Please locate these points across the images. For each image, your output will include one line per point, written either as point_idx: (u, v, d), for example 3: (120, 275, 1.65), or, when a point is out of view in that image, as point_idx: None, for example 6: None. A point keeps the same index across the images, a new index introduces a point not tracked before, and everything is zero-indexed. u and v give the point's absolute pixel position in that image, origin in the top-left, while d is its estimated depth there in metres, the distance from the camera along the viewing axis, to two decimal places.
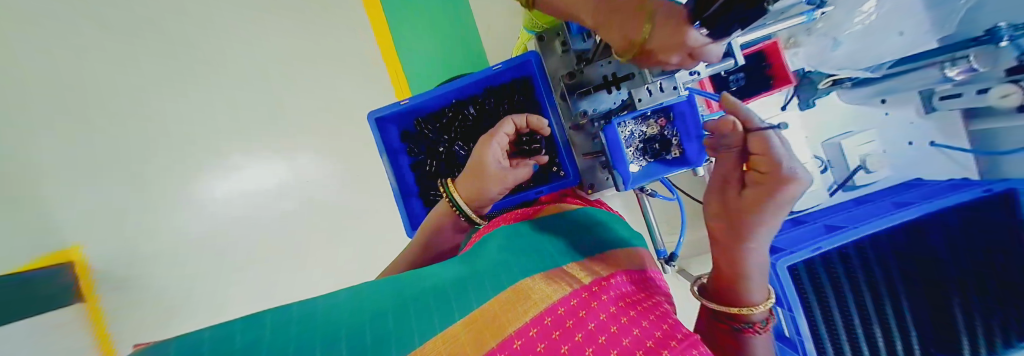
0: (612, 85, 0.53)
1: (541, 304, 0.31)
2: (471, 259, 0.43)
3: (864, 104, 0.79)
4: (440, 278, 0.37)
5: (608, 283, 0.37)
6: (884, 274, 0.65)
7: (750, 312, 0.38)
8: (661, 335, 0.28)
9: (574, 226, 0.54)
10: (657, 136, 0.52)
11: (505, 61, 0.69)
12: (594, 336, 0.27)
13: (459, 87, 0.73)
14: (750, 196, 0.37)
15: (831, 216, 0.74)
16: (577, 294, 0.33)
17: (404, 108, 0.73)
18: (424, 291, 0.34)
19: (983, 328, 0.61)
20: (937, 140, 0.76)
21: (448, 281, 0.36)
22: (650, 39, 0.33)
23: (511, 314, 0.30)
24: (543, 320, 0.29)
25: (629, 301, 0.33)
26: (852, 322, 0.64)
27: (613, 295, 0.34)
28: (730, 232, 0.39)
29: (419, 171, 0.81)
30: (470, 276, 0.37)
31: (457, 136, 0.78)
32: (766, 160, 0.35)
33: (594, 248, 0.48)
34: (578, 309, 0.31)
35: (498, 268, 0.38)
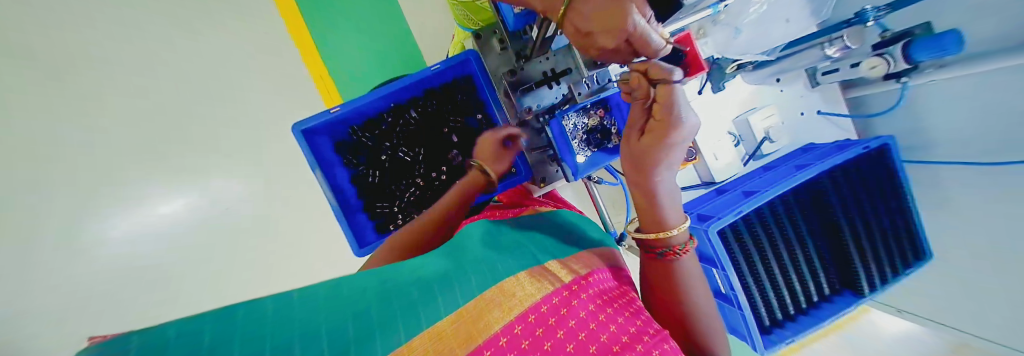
0: (552, 81, 0.54)
1: (524, 303, 0.31)
2: (458, 252, 0.41)
3: (761, 83, 0.90)
4: (422, 274, 0.35)
5: (591, 278, 0.37)
6: (796, 228, 0.77)
7: (666, 234, 0.43)
8: (635, 331, 0.30)
9: (560, 228, 0.52)
10: (598, 126, 0.56)
11: (443, 60, 0.67)
12: (575, 333, 0.29)
13: (396, 90, 0.69)
14: (650, 139, 0.40)
15: (747, 182, 0.85)
16: (559, 291, 0.33)
17: (335, 116, 0.67)
18: (408, 285, 0.32)
19: (871, 263, 0.75)
20: (822, 109, 0.92)
21: (428, 277, 0.34)
22: (571, 13, 0.32)
23: (496, 308, 0.30)
24: (527, 318, 0.30)
25: (607, 297, 0.34)
26: (776, 275, 0.75)
27: (592, 292, 0.35)
28: (637, 172, 0.43)
29: (361, 183, 0.74)
30: (454, 272, 0.35)
31: (401, 141, 0.74)
32: (664, 107, 0.37)
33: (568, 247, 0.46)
34: (560, 306, 0.31)
35: (485, 266, 0.36)
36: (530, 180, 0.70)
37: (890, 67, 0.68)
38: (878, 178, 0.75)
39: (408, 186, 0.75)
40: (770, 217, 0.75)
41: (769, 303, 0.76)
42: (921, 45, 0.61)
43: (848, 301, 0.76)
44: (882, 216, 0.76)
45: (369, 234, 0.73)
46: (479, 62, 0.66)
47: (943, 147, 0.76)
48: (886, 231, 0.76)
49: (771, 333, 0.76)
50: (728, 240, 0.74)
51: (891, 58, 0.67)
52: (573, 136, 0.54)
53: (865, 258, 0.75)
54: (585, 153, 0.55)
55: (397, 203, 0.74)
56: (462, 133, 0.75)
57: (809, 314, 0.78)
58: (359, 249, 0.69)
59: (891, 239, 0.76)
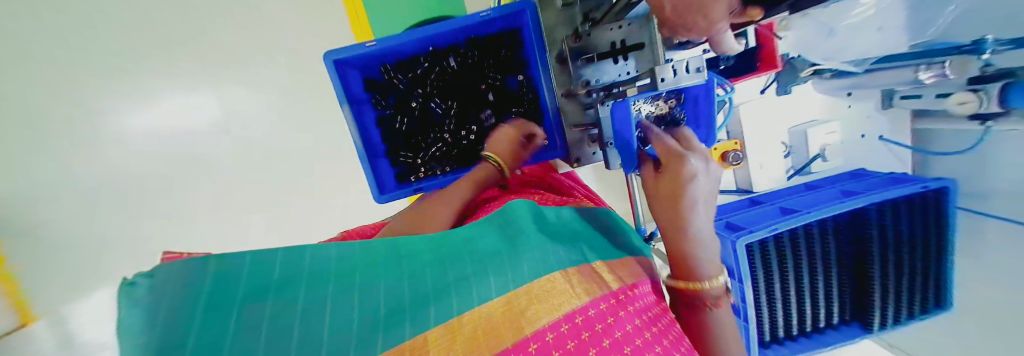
0: (620, 54, 0.48)
1: (570, 305, 0.29)
2: (507, 225, 0.39)
3: (833, 94, 0.82)
4: (476, 246, 0.34)
5: (636, 291, 0.36)
6: (824, 254, 0.74)
7: (699, 284, 0.39)
8: None
9: (604, 227, 0.50)
10: (666, 118, 0.50)
11: (495, 8, 0.60)
12: (620, 346, 0.28)
13: (438, 33, 0.62)
14: (668, 175, 0.42)
15: (785, 198, 0.81)
16: (606, 298, 0.32)
17: (370, 51, 0.62)
18: (462, 257, 0.31)
19: (890, 303, 0.73)
20: (885, 135, 0.83)
21: (479, 253, 0.32)
22: None
23: (544, 305, 0.28)
24: (575, 319, 0.28)
25: (651, 316, 0.33)
26: (790, 296, 0.74)
27: (637, 306, 0.33)
28: (666, 216, 0.42)
29: (388, 128, 0.71)
30: (506, 252, 0.33)
31: (434, 91, 0.69)
32: (663, 148, 0.44)
33: (613, 250, 0.44)
34: (606, 314, 0.30)
35: (537, 253, 0.34)
36: (565, 158, 0.66)
37: (980, 108, 0.58)
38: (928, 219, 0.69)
39: (435, 139, 0.71)
40: (803, 240, 0.72)
41: (775, 322, 0.75)
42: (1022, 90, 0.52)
43: (854, 333, 0.76)
44: (918, 261, 0.71)
45: (389, 181, 0.71)
46: (534, 17, 0.58)
47: (999, 198, 0.69)
48: (926, 276, 0.72)
49: (768, 348, 0.77)
50: (753, 255, 0.71)
51: (984, 97, 0.57)
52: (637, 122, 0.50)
53: (886, 297, 0.73)
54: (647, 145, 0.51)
55: (421, 155, 0.71)
56: (499, 92, 0.70)
57: (810, 338, 0.78)
58: (381, 195, 0.68)
59: (927, 286, 0.72)
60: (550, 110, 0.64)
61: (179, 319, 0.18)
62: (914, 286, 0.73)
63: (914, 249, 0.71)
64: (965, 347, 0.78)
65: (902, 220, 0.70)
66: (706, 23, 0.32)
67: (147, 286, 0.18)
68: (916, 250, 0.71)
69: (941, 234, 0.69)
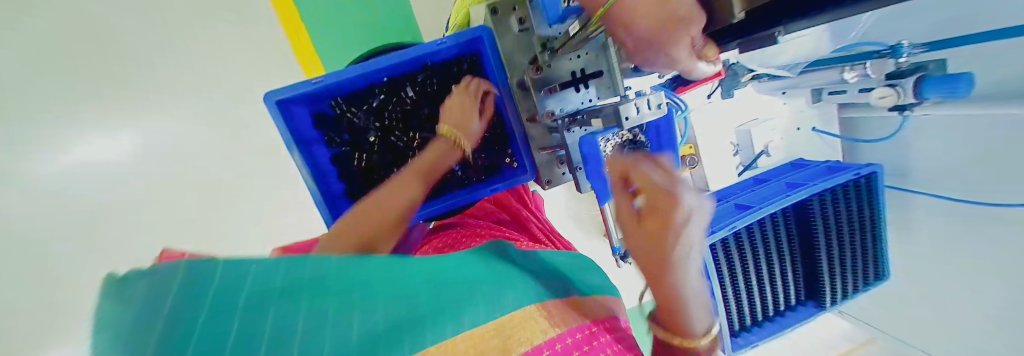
0: (581, 82, 0.48)
1: (545, 333, 0.28)
2: (493, 258, 0.40)
3: (770, 95, 0.89)
4: (466, 273, 0.34)
5: (609, 322, 0.35)
6: (778, 243, 0.80)
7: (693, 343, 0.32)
8: None
9: (575, 265, 0.49)
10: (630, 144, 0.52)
11: (450, 35, 0.58)
12: None
13: (392, 64, 0.59)
14: (651, 225, 0.30)
15: (739, 195, 0.87)
16: (581, 328, 0.31)
17: (317, 88, 0.57)
18: (454, 282, 0.32)
19: (837, 281, 0.80)
20: (818, 127, 0.92)
21: (468, 279, 0.33)
22: (612, 9, 0.30)
23: (531, 328, 0.28)
24: (555, 345, 0.27)
25: (628, 344, 0.32)
26: (752, 285, 0.80)
27: (612, 335, 0.32)
28: (655, 263, 0.31)
29: (344, 166, 0.66)
30: (491, 280, 0.34)
31: (393, 123, 0.65)
32: (658, 187, 0.30)
33: (594, 285, 0.44)
34: (582, 343, 0.29)
35: (521, 284, 0.35)
36: (535, 181, 0.66)
37: (898, 100, 0.66)
38: (862, 205, 0.76)
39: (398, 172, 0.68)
40: (758, 232, 0.78)
41: (742, 311, 0.81)
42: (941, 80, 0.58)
43: (810, 311, 0.83)
44: (855, 243, 0.80)
45: None
46: (492, 42, 0.57)
47: (920, 178, 0.80)
48: (865, 252, 0.80)
49: (739, 336, 0.82)
50: (717, 253, 0.76)
51: (901, 91, 0.64)
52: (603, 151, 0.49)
53: (832, 276, 0.81)
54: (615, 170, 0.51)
55: None
56: None
57: (773, 321, 0.84)
58: None
59: (865, 261, 0.80)
60: (517, 135, 0.63)
61: (179, 303, 0.19)
62: (855, 262, 0.81)
63: (854, 230, 0.79)
64: (914, 308, 0.88)
65: (844, 203, 0.78)
66: (683, 47, 0.30)
67: (146, 285, 0.19)
68: (854, 230, 0.79)
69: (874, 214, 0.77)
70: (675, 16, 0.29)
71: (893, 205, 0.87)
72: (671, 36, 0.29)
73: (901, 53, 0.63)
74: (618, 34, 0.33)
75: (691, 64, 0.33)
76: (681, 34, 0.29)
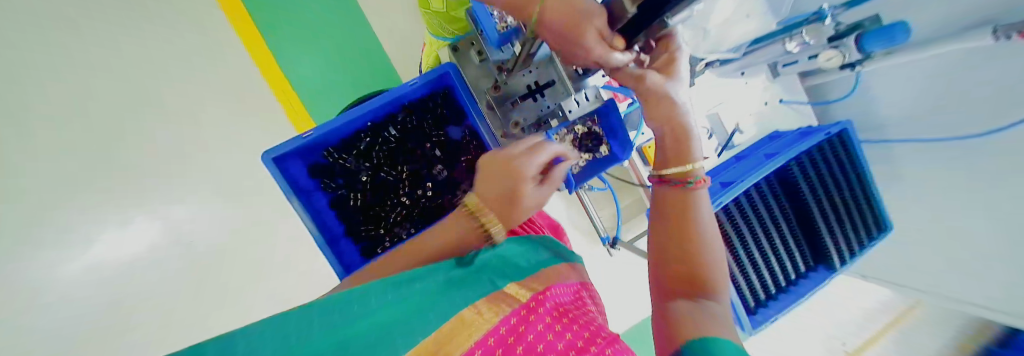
0: (537, 93, 0.54)
1: (484, 326, 0.31)
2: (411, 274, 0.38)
3: (728, 79, 0.93)
4: (377, 306, 0.32)
5: (549, 292, 0.39)
6: (770, 212, 0.81)
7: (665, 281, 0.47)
8: (588, 336, 0.33)
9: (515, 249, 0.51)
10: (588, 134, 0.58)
11: (420, 75, 0.65)
12: (532, 347, 0.30)
13: (373, 108, 0.66)
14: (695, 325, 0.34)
15: (723, 173, 0.89)
16: (517, 311, 0.35)
17: (309, 140, 0.63)
18: (364, 329, 0.29)
19: (841, 240, 0.80)
20: (785, 98, 0.94)
21: (381, 315, 0.31)
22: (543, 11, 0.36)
23: (463, 334, 0.30)
24: (487, 341, 0.30)
25: (563, 311, 0.37)
26: (755, 258, 0.80)
27: (548, 306, 0.37)
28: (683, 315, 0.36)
29: (342, 208, 0.71)
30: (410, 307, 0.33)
31: (381, 161, 0.71)
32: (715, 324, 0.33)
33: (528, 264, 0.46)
34: (516, 326, 0.33)
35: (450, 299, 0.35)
36: None
37: (845, 58, 0.68)
38: (841, 160, 0.79)
39: (392, 206, 0.72)
40: (747, 206, 0.79)
41: (753, 287, 0.81)
42: (880, 32, 0.61)
43: (822, 276, 0.82)
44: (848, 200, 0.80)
45: (354, 260, 0.69)
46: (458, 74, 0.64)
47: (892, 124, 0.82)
48: (860, 207, 0.80)
49: (757, 314, 0.82)
50: None
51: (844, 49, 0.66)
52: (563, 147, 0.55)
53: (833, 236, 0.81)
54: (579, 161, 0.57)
55: (383, 224, 0.71)
56: (445, 148, 0.73)
57: (788, 292, 0.84)
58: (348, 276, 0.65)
59: (865, 214, 0.80)
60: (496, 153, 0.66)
61: None
62: (856, 218, 0.80)
63: (844, 187, 0.79)
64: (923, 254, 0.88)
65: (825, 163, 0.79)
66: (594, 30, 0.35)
67: None
68: (843, 187, 0.79)
69: (855, 166, 0.78)
70: (578, 9, 0.35)
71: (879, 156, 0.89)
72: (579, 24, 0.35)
73: (825, 15, 0.67)
74: (550, 36, 0.39)
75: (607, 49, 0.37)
76: (589, 22, 0.35)
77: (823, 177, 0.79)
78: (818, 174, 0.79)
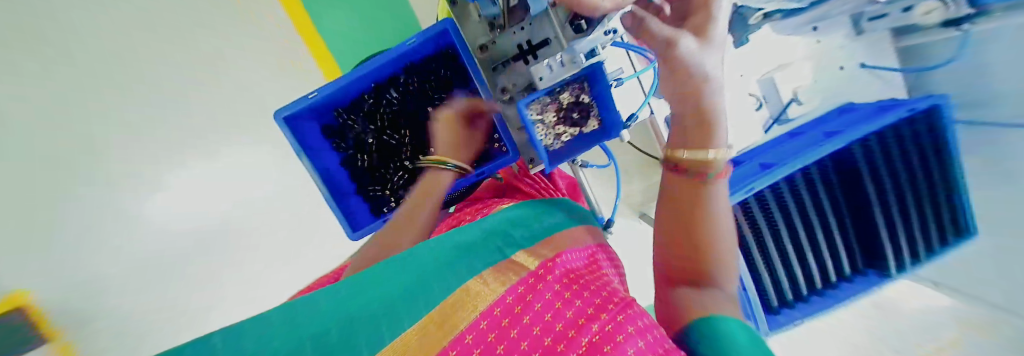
0: (529, 55, 0.48)
1: (490, 295, 0.29)
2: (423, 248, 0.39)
3: (796, 34, 0.77)
4: (394, 275, 0.33)
5: (559, 259, 0.38)
6: (816, 205, 0.69)
7: None
8: (599, 302, 0.30)
9: (523, 219, 0.52)
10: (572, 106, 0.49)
11: (420, 33, 0.62)
12: (540, 316, 0.28)
13: (375, 69, 0.65)
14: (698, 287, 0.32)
15: (765, 152, 0.77)
16: (523, 279, 0.32)
17: (318, 100, 0.65)
18: (379, 295, 0.29)
19: (903, 242, 0.67)
20: (867, 62, 0.77)
21: (397, 283, 0.31)
22: None
23: (473, 298, 0.29)
24: (492, 311, 0.28)
25: (574, 277, 0.35)
26: (786, 252, 0.70)
27: (557, 274, 0.35)
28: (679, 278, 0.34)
29: (351, 167, 0.74)
30: (422, 275, 0.33)
31: (385, 123, 0.71)
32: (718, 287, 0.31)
33: (538, 234, 0.48)
34: (524, 294, 0.30)
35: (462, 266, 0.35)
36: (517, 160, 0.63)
37: (949, 13, 0.56)
38: (923, 147, 0.62)
39: (397, 168, 0.74)
40: (787, 195, 0.68)
41: (778, 283, 0.73)
42: None
43: (871, 281, 0.70)
44: (926, 195, 0.64)
45: (363, 216, 0.74)
46: (458, 31, 0.59)
47: (995, 102, 0.60)
48: (943, 205, 0.63)
49: (780, 314, 0.75)
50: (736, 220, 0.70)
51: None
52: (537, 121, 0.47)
53: (895, 238, 0.67)
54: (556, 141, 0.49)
55: (388, 185, 0.74)
56: None
57: (823, 295, 0.73)
58: (354, 231, 0.69)
59: (949, 216, 0.64)
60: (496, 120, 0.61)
61: None
62: (933, 218, 0.65)
63: (925, 179, 0.63)
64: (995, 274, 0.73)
65: (903, 146, 0.63)
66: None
67: None
68: (924, 180, 0.63)
69: (942, 155, 0.61)
70: None
71: (973, 148, 0.66)
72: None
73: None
74: None
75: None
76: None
77: (894, 167, 0.64)
78: (888, 163, 0.65)
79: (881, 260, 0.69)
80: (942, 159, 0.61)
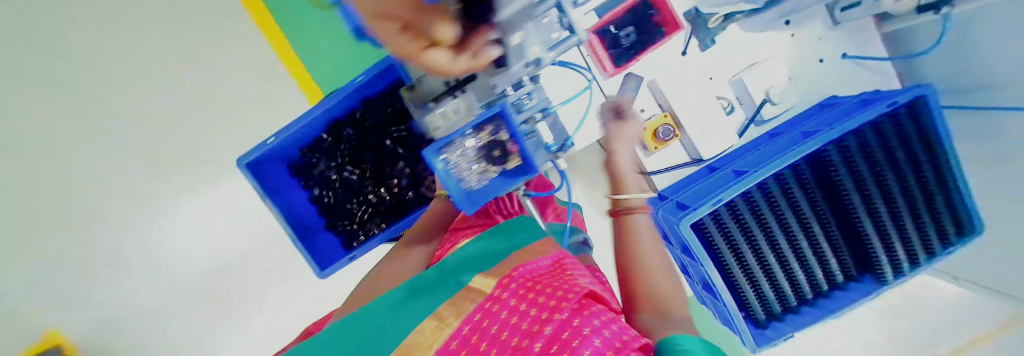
0: (457, 89, 0.45)
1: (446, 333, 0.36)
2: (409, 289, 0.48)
3: (769, 29, 0.72)
4: (377, 320, 0.41)
5: (516, 273, 0.44)
6: (796, 212, 0.64)
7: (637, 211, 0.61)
8: (546, 316, 0.35)
9: (492, 244, 0.57)
10: (494, 142, 0.43)
11: (365, 71, 0.61)
12: (494, 337, 0.34)
13: (328, 110, 0.65)
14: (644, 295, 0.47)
15: (742, 157, 0.73)
16: (481, 307, 0.39)
17: (275, 146, 0.66)
18: (361, 340, 0.38)
19: (896, 247, 0.61)
20: (850, 52, 0.71)
21: (375, 327, 0.40)
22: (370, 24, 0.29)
23: (431, 337, 0.36)
24: (446, 347, 0.34)
25: (532, 287, 0.40)
26: (768, 263, 0.66)
27: (516, 285, 0.41)
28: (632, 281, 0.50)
29: (320, 204, 0.76)
30: (395, 317, 0.41)
31: (346, 160, 0.72)
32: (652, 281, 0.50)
33: (501, 254, 0.53)
34: (481, 321, 0.36)
35: (428, 303, 0.42)
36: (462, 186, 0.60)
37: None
38: (908, 141, 0.56)
39: (362, 201, 0.75)
40: (765, 204, 0.64)
41: (762, 296, 0.68)
42: None
43: (866, 289, 0.64)
44: (918, 195, 0.58)
45: (333, 251, 0.74)
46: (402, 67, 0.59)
47: (1009, 87, 0.51)
48: (938, 204, 0.57)
49: (769, 327, 0.70)
50: (707, 231, 0.67)
51: None
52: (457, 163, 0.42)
53: (887, 241, 0.61)
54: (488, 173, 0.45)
55: (356, 219, 0.75)
56: (407, 144, 0.71)
57: (814, 306, 0.68)
58: (322, 270, 0.69)
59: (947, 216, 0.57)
60: None
61: None
62: (930, 220, 0.58)
63: (917, 178, 0.57)
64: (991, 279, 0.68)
65: (886, 142, 0.58)
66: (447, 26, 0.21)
67: None
68: (915, 179, 0.57)
69: (933, 151, 0.55)
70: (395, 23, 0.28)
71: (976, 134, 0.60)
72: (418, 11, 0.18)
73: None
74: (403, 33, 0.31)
75: (484, 34, 0.26)
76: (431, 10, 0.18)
77: (878, 167, 0.58)
78: (871, 163, 0.59)
79: (874, 266, 0.63)
80: (932, 155, 0.55)
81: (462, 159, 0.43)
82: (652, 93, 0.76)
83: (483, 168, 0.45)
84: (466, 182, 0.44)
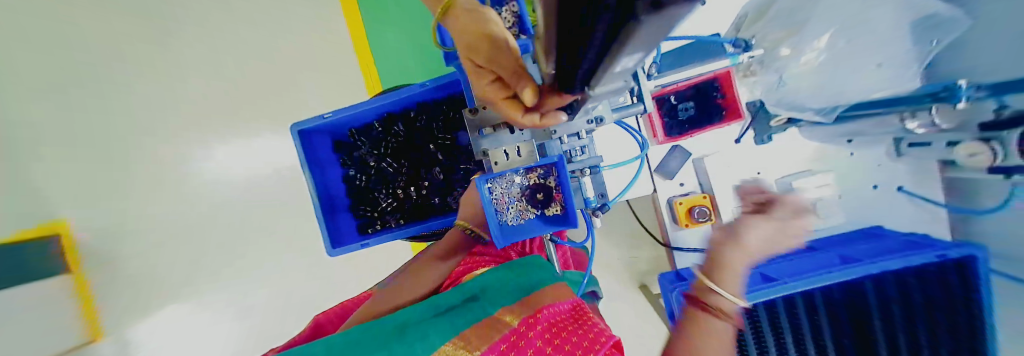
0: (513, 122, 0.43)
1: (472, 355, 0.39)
2: (433, 304, 0.52)
3: (829, 142, 0.70)
4: (397, 326, 0.45)
5: (542, 311, 0.45)
6: (815, 336, 0.61)
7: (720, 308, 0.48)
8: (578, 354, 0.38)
9: (510, 273, 0.56)
10: (537, 187, 0.46)
11: (435, 78, 0.64)
12: None
13: (387, 103, 0.69)
14: None
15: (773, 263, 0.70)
16: (507, 338, 0.41)
17: (329, 121, 0.69)
18: (382, 339, 0.41)
19: None
20: (906, 186, 0.68)
21: (395, 332, 0.44)
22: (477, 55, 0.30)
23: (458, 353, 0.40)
24: None
25: (557, 328, 0.43)
26: None
27: (541, 328, 0.43)
28: None
29: (350, 184, 0.78)
30: (412, 327, 0.44)
31: (388, 151, 0.75)
32: None
33: (522, 288, 0.53)
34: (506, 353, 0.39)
35: (444, 323, 0.45)
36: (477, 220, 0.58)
37: (996, 160, 0.46)
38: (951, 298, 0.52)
39: (389, 194, 0.77)
40: (784, 316, 0.61)
41: None
42: None
43: None
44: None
45: (347, 233, 0.76)
46: None
47: None
48: None
49: None
50: None
51: (1000, 151, 0.45)
52: (499, 197, 0.46)
53: None
54: (520, 215, 0.47)
55: (378, 208, 0.77)
56: (448, 152, 0.73)
57: None
58: (333, 249, 0.70)
59: None
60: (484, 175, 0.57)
61: None
62: None
63: (944, 333, 0.53)
64: None
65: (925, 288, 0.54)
66: (527, 85, 0.26)
67: None
68: (945, 336, 0.53)
69: (972, 316, 0.50)
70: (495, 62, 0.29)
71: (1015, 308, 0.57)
72: (505, 54, 0.28)
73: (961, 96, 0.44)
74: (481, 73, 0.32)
75: (559, 101, 0.29)
76: (511, 54, 0.28)
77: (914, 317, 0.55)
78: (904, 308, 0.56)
79: None
80: (971, 320, 0.50)
81: (505, 194, 0.46)
82: (697, 171, 0.76)
83: (522, 206, 0.47)
84: (504, 215, 0.46)
